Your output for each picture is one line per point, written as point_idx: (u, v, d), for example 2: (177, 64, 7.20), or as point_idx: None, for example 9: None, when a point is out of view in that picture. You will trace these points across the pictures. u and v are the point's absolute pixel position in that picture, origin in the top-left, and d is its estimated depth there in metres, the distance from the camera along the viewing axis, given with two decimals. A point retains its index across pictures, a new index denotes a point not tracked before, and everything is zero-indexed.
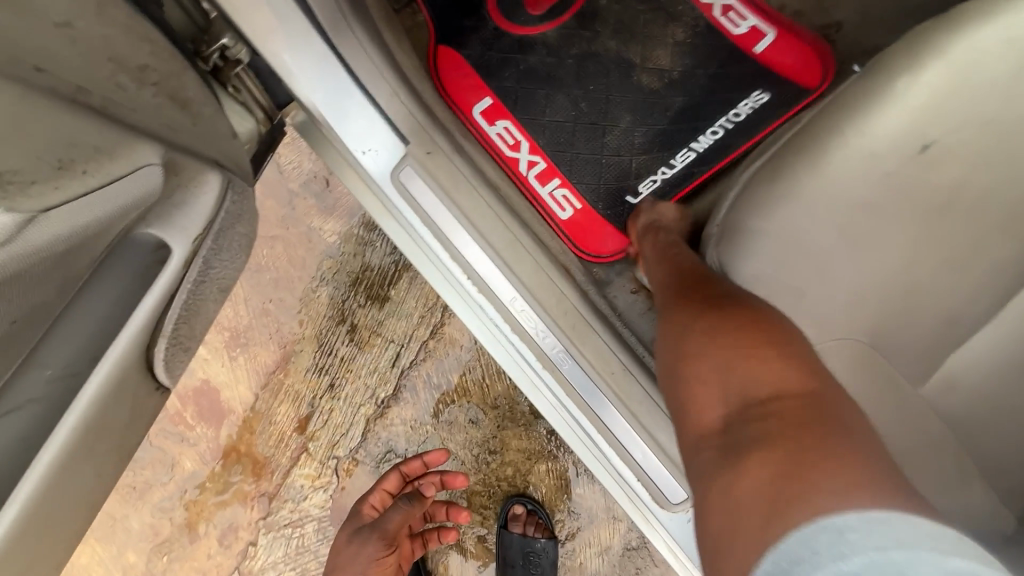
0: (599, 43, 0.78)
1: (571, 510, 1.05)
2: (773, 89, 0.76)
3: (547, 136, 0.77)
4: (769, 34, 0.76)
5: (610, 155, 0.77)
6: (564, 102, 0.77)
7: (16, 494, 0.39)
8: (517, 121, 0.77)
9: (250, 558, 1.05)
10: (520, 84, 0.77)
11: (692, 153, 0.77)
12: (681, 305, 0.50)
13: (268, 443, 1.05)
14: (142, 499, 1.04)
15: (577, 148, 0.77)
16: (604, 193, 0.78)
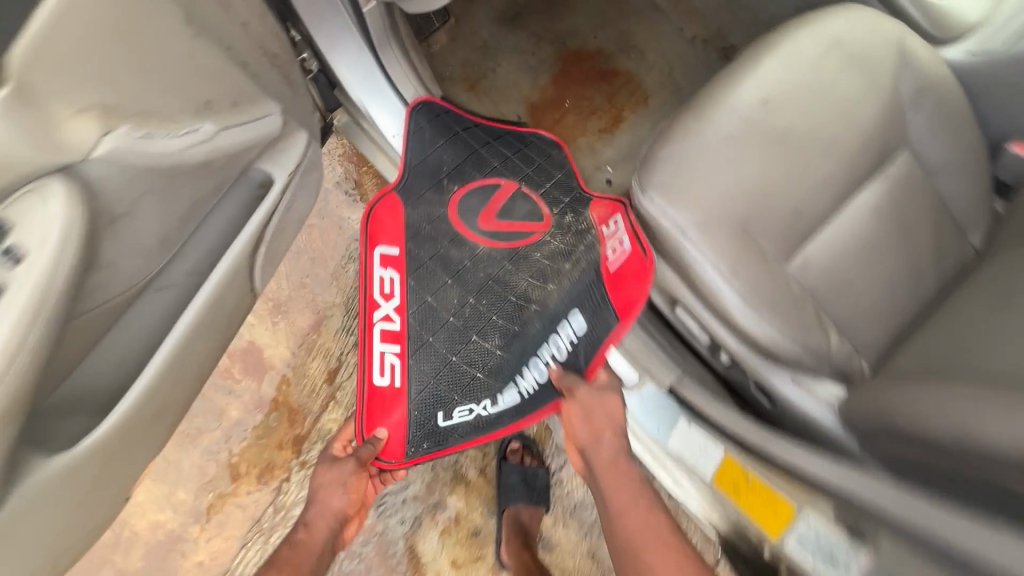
0: (516, 277, 0.91)
1: (556, 445, 1.26)
2: (591, 316, 0.88)
3: (417, 315, 0.90)
4: (626, 248, 0.89)
5: (455, 362, 0.88)
6: (455, 300, 0.90)
7: (173, 334, 0.70)
8: (402, 307, 0.90)
9: (284, 493, 1.20)
10: (429, 259, 0.92)
11: (516, 391, 0.87)
12: (649, 550, 0.69)
13: (302, 392, 1.25)
14: (193, 444, 1.22)
15: (435, 342, 0.89)
16: (423, 401, 0.87)
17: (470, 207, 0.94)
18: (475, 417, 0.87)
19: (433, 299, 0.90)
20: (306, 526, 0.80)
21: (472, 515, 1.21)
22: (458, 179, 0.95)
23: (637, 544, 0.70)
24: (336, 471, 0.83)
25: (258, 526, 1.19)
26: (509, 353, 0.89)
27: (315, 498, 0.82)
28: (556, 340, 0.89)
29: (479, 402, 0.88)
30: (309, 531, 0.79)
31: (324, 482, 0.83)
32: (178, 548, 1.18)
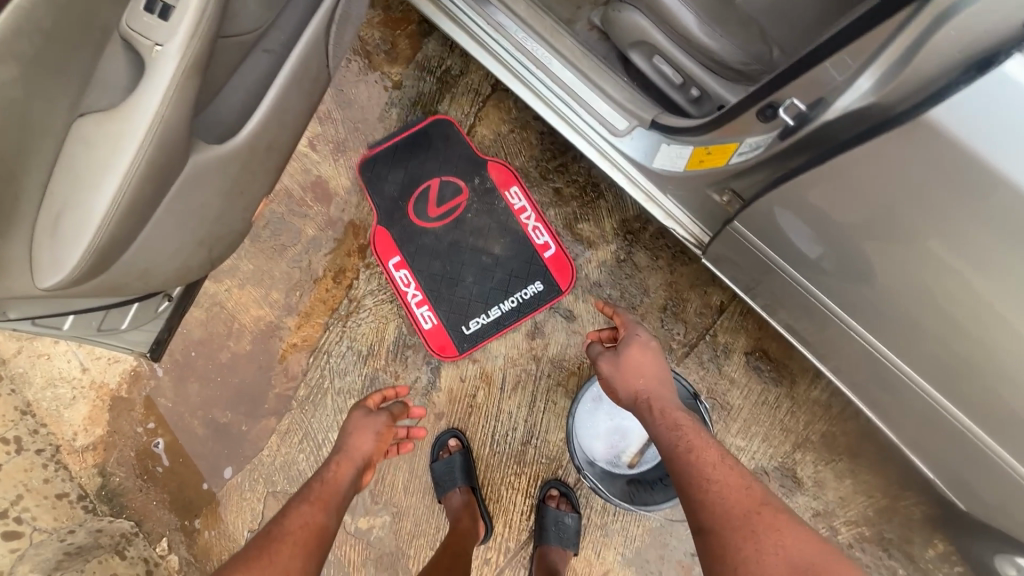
0: (506, 278, 1.47)
1: (575, 241, 1.48)
2: (545, 283, 1.46)
3: (427, 281, 1.48)
4: (551, 247, 1.48)
5: (458, 299, 1.47)
6: (469, 283, 1.48)
7: (284, 68, 0.98)
8: (420, 289, 1.48)
9: (355, 288, 1.49)
10: (452, 270, 1.49)
11: (499, 311, 1.46)
12: (714, 487, 0.89)
13: (362, 212, 1.53)
14: (281, 256, 1.52)
15: (442, 290, 1.48)
16: (452, 319, 1.46)
17: (420, 204, 1.52)
18: (481, 324, 1.46)
19: (457, 284, 1.48)
20: (337, 461, 1.17)
21: (506, 296, 1.46)
22: (405, 196, 1.53)
23: (702, 479, 0.90)
24: (363, 425, 1.24)
25: (336, 314, 1.49)
26: (481, 298, 1.47)
27: (343, 449, 1.19)
28: (524, 290, 1.46)
29: (479, 315, 1.46)
30: (292, 523, 0.99)
31: (356, 426, 1.24)
32: (277, 335, 1.49)
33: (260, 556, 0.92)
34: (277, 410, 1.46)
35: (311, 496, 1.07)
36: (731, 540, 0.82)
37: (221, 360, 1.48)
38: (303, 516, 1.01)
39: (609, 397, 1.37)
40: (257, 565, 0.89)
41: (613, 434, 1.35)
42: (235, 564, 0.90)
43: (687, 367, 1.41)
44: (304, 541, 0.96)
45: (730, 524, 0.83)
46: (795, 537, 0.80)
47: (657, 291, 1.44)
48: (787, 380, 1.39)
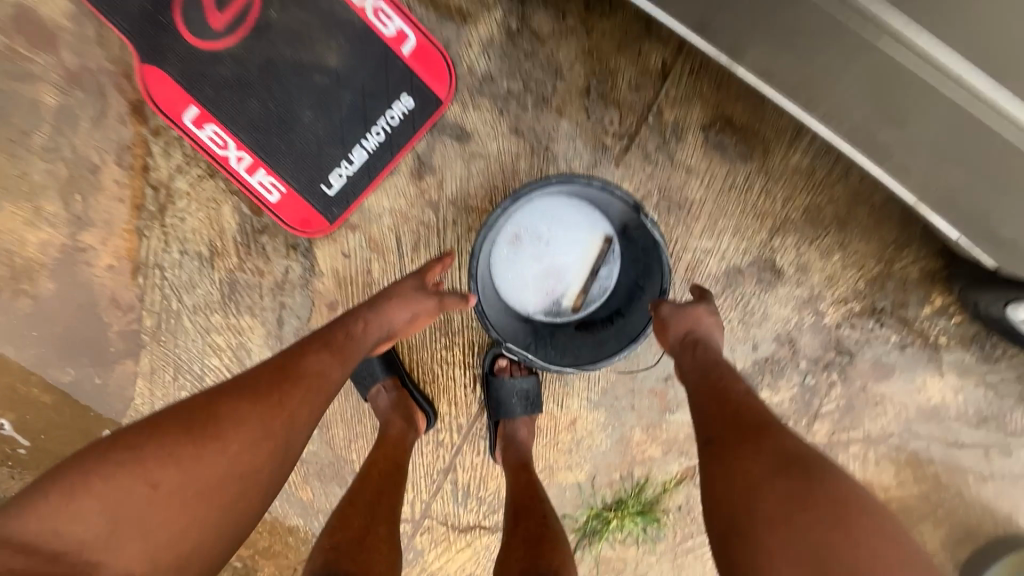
0: (359, 102, 1.02)
1: (441, 17, 0.99)
2: (416, 94, 1.01)
3: (250, 135, 1.02)
4: (411, 37, 0.99)
5: (302, 149, 1.03)
6: (310, 123, 1.02)
7: None
8: (248, 149, 1.03)
9: (155, 170, 1.04)
10: (280, 108, 1.02)
11: (365, 152, 1.04)
12: (733, 400, 0.78)
13: (113, 49, 1.00)
14: (28, 149, 1.03)
15: (275, 143, 1.03)
16: (303, 181, 1.05)
17: (195, 16, 0.98)
18: (346, 178, 1.05)
19: (293, 129, 1.03)
20: (364, 319, 0.88)
21: (368, 129, 1.03)
22: (166, 8, 0.98)
23: (726, 393, 0.80)
24: (415, 300, 0.92)
25: (146, 213, 1.06)
26: (334, 140, 1.03)
27: (381, 308, 0.90)
28: (391, 113, 1.02)
29: (340, 165, 1.04)
30: (301, 360, 0.78)
31: (403, 295, 0.91)
32: (81, 259, 1.08)
33: (270, 394, 0.71)
34: (128, 351, 1.13)
35: (331, 339, 0.83)
36: (734, 447, 0.70)
37: (22, 310, 1.10)
38: (321, 360, 0.79)
39: (533, 235, 1.07)
40: (266, 400, 0.70)
41: (546, 279, 1.08)
42: (243, 387, 0.71)
43: (629, 167, 1.05)
44: (308, 396, 0.74)
45: (738, 429, 0.73)
46: (794, 443, 0.69)
47: (573, 69, 1.01)
48: (759, 151, 1.06)
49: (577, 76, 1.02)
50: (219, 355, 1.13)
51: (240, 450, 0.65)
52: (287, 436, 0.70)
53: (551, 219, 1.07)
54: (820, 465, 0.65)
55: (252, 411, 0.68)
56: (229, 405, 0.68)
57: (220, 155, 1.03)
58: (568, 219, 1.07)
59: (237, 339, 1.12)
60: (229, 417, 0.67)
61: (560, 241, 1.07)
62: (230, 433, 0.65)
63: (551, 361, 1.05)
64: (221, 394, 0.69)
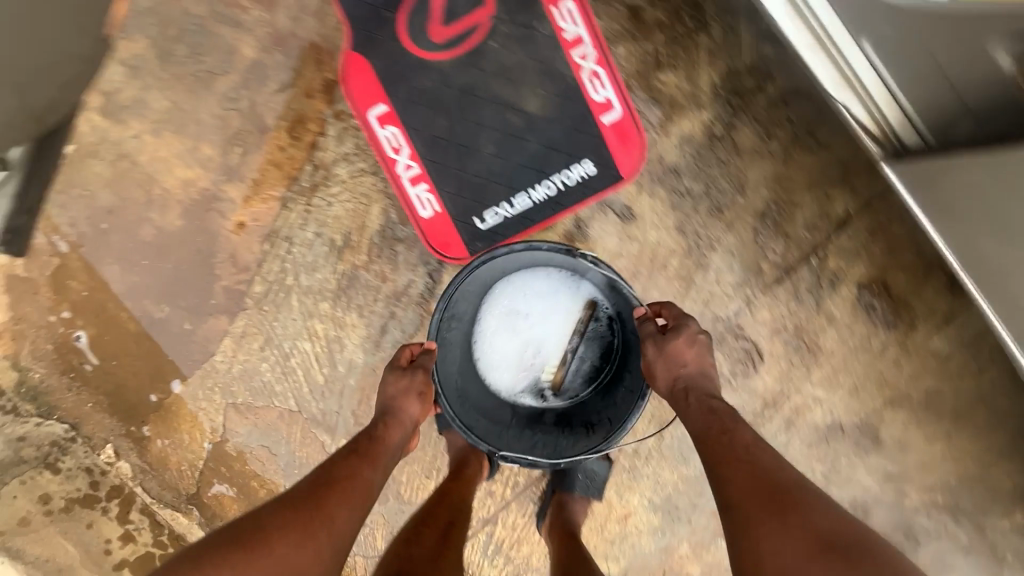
0: (541, 152, 1.01)
1: (650, 100, 0.98)
2: (599, 164, 1.00)
3: (426, 148, 1.01)
4: (616, 109, 0.98)
5: (469, 178, 1.02)
6: (487, 156, 1.01)
7: None
8: (419, 161, 1.02)
9: (322, 150, 1.03)
10: (465, 133, 1.01)
11: (528, 200, 1.03)
12: (732, 456, 0.72)
13: (327, 26, 0.99)
14: (209, 90, 1.02)
15: (446, 164, 1.02)
16: (459, 208, 1.03)
17: (418, 22, 0.97)
18: (501, 219, 1.03)
19: (470, 157, 1.02)
20: (384, 422, 0.88)
21: (540, 180, 1.02)
22: (394, 5, 0.97)
23: (725, 448, 0.74)
24: (406, 380, 0.92)
25: (297, 187, 1.05)
26: (504, 179, 1.02)
27: (393, 409, 0.90)
28: (567, 172, 1.01)
29: (500, 205, 1.03)
30: (320, 474, 0.77)
31: (392, 397, 0.91)
32: (216, 208, 1.07)
33: (310, 502, 0.71)
34: (227, 308, 1.11)
35: (357, 446, 0.83)
36: (758, 522, 0.63)
37: (143, 237, 1.09)
38: (354, 465, 0.79)
39: (498, 314, 1.04)
40: (305, 510, 0.69)
41: (532, 360, 1.03)
42: (283, 501, 0.71)
43: (773, 298, 1.05)
44: (346, 499, 0.73)
45: (750, 492, 0.67)
46: (827, 519, 0.62)
47: (757, 190, 1.00)
48: (903, 324, 1.04)
49: (758, 198, 1.01)
50: (313, 341, 1.12)
51: (302, 557, 0.65)
52: (335, 528, 0.69)
53: (515, 296, 1.04)
54: (861, 549, 0.58)
55: (297, 518, 0.68)
56: (270, 516, 0.68)
57: (389, 158, 1.02)
58: (539, 289, 1.04)
59: (335, 331, 1.11)
60: (274, 528, 0.66)
61: (543, 314, 1.03)
62: (273, 542, 0.64)
63: (539, 437, 0.99)
64: (262, 511, 0.69)
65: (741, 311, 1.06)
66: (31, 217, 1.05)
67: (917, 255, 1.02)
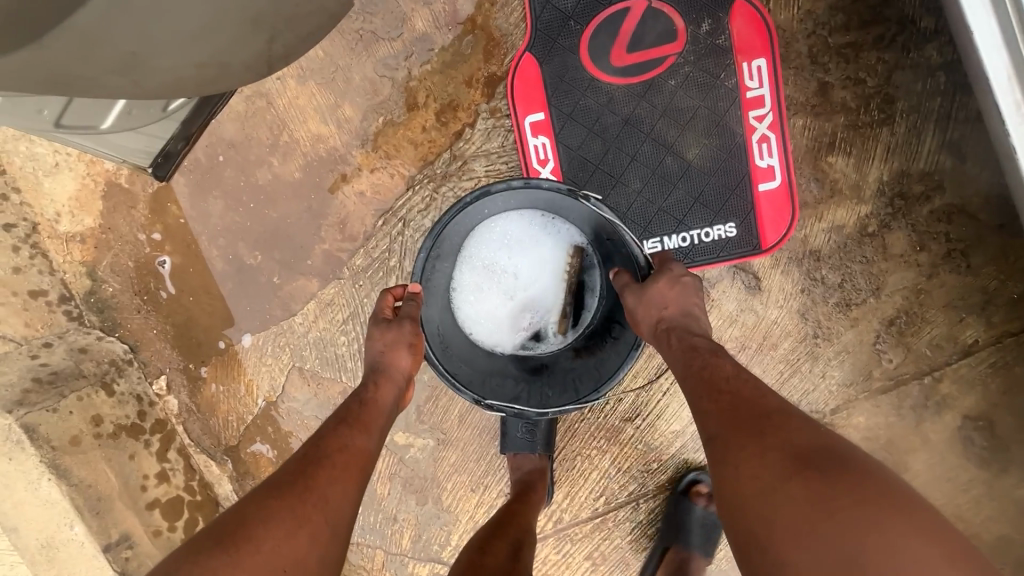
0: (686, 201, 0.97)
1: (811, 180, 0.95)
2: (742, 229, 0.97)
3: (571, 167, 0.98)
4: (775, 179, 0.95)
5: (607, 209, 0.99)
6: (631, 191, 0.98)
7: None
8: (561, 178, 0.98)
9: (465, 141, 0.99)
10: (616, 163, 0.97)
11: (659, 246, 0.99)
12: (716, 396, 0.68)
13: (507, 20, 0.95)
14: (367, 51, 0.98)
15: (588, 189, 0.98)
16: None
17: (602, 40, 0.93)
18: None
19: (613, 188, 0.98)
20: (375, 382, 0.80)
21: (677, 229, 0.98)
22: (584, 18, 0.93)
23: (702, 397, 0.69)
24: (394, 331, 0.83)
25: (428, 172, 1.02)
26: (641, 219, 0.99)
27: (382, 367, 0.81)
28: (707, 229, 0.98)
29: None
30: (310, 447, 0.69)
31: (373, 353, 0.82)
32: (340, 170, 1.04)
33: (302, 482, 0.64)
34: (322, 273, 1.08)
35: (346, 414, 0.75)
36: (738, 452, 0.60)
37: (257, 180, 1.05)
38: (343, 435, 0.71)
39: (484, 265, 0.96)
40: (297, 491, 0.62)
41: (524, 313, 0.97)
42: (268, 486, 0.64)
43: (876, 407, 1.01)
44: (341, 472, 0.67)
45: (733, 434, 0.62)
46: (807, 437, 0.59)
47: (893, 297, 0.97)
48: (998, 466, 1.01)
49: (890, 304, 0.98)
50: None
51: (298, 542, 0.59)
52: (328, 507, 0.63)
53: (507, 245, 0.96)
54: (845, 460, 0.55)
55: (289, 502, 0.61)
56: (260, 506, 0.60)
57: (532, 167, 0.98)
58: (522, 238, 0.96)
59: None
60: (265, 519, 0.59)
61: (530, 266, 0.97)
62: (265, 535, 0.57)
63: (528, 388, 0.94)
64: (248, 501, 0.62)
65: (838, 411, 1.02)
66: (186, 145, 1.04)
67: None
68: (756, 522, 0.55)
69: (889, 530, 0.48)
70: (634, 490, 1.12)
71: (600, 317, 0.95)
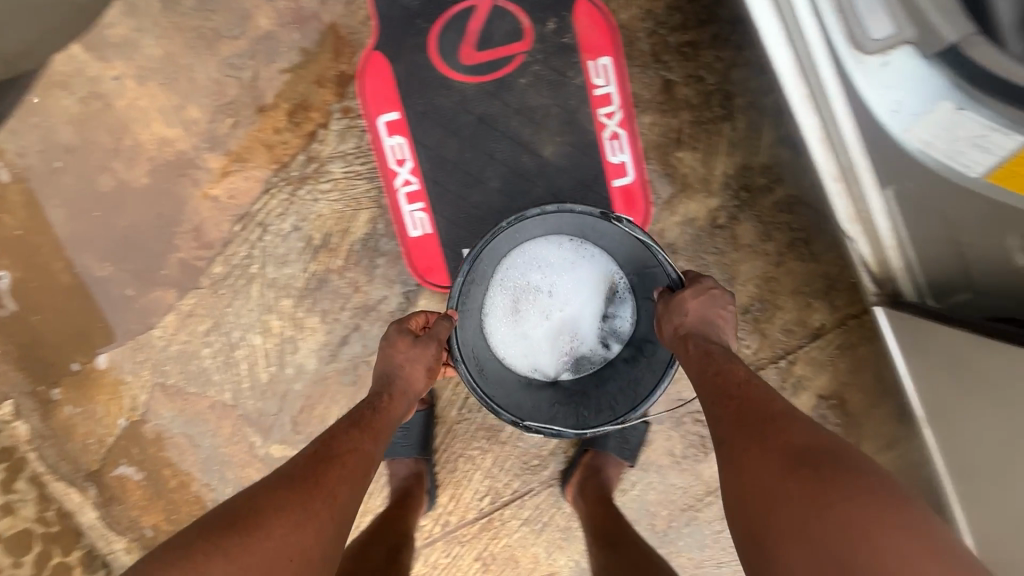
0: (546, 198, 0.98)
1: (662, 174, 0.98)
2: None
3: (429, 167, 0.97)
4: (628, 175, 0.97)
5: (468, 208, 0.98)
6: (491, 189, 0.98)
7: None
8: (420, 179, 0.97)
9: (320, 143, 0.97)
10: (472, 162, 0.97)
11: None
12: (723, 393, 0.66)
13: (354, 18, 0.93)
14: (209, 50, 0.94)
15: (448, 188, 0.98)
16: (451, 235, 0.99)
17: (450, 39, 0.93)
18: None
19: (474, 187, 0.98)
20: (387, 394, 0.76)
21: None
22: (430, 16, 0.92)
23: (709, 396, 0.67)
24: (417, 350, 0.78)
25: (284, 174, 0.98)
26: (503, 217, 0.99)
27: (397, 376, 0.78)
28: None
29: None
30: (316, 447, 0.68)
31: (390, 359, 0.79)
32: (190, 174, 0.99)
33: (306, 485, 0.62)
34: (179, 283, 1.02)
35: (359, 418, 0.73)
36: (743, 454, 0.59)
37: (101, 188, 0.99)
38: (352, 438, 0.70)
39: (516, 291, 0.96)
40: (302, 493, 0.61)
41: (560, 337, 0.96)
42: (273, 482, 0.63)
43: None
44: (349, 474, 0.65)
45: (742, 432, 0.61)
46: (814, 440, 0.57)
47: (746, 285, 1.01)
48: (851, 440, 1.07)
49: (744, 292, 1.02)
50: (266, 337, 1.04)
51: (296, 550, 0.58)
52: (333, 510, 0.62)
53: (537, 269, 0.96)
54: (843, 462, 0.54)
55: (287, 506, 0.60)
56: (266, 506, 0.59)
57: (390, 168, 0.96)
58: (555, 262, 0.96)
59: (292, 331, 1.04)
60: (263, 522, 0.58)
61: (563, 289, 0.96)
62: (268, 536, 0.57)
63: (569, 412, 0.91)
64: (248, 499, 0.61)
65: None
66: None
67: (875, 379, 1.05)
68: (759, 522, 0.54)
69: (887, 540, 0.48)
70: (518, 488, 1.11)
71: (636, 334, 0.93)
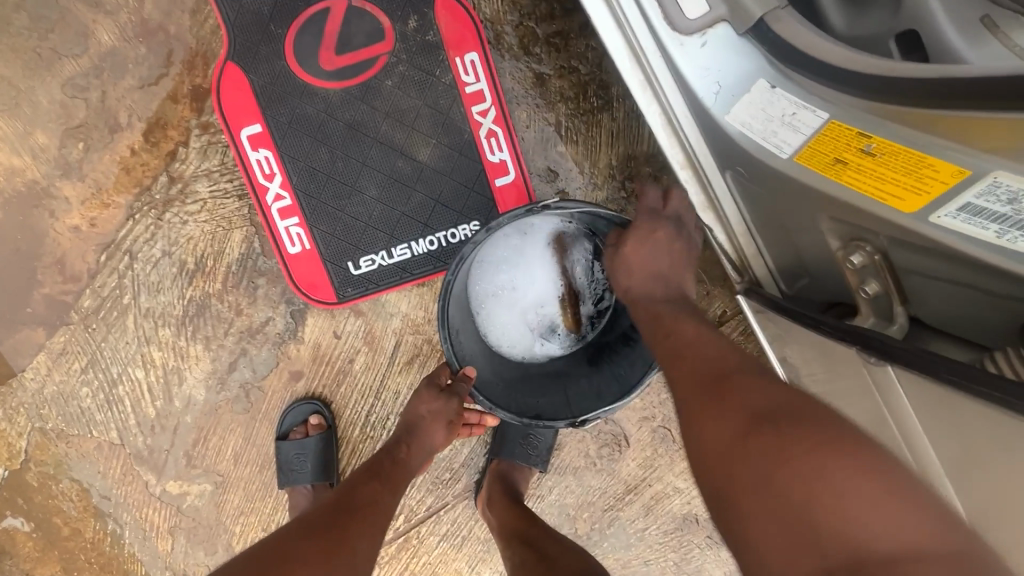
0: (427, 203, 0.94)
1: (545, 171, 0.94)
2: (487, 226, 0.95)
3: (301, 180, 0.92)
4: (510, 173, 0.93)
5: (346, 219, 0.94)
6: (369, 198, 0.93)
7: None
8: (292, 192, 0.92)
9: (181, 162, 0.91)
10: (346, 171, 0.92)
11: (408, 252, 0.96)
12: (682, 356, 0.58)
13: (204, 28, 0.88)
14: (50, 72, 0.88)
15: (323, 200, 0.93)
16: (331, 248, 0.95)
17: (308, 43, 0.88)
18: (376, 268, 0.96)
19: (350, 197, 0.93)
20: (406, 444, 0.80)
21: (423, 232, 0.95)
22: (283, 21, 0.87)
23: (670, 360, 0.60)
24: (440, 405, 0.84)
25: (147, 198, 0.93)
26: (384, 226, 0.95)
27: (419, 429, 0.82)
28: (454, 229, 0.95)
29: (377, 253, 0.95)
30: (342, 494, 0.67)
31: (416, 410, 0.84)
32: (46, 205, 0.92)
33: (331, 533, 0.60)
34: (47, 321, 0.96)
35: (380, 471, 0.73)
36: (699, 413, 0.50)
37: None
38: (374, 493, 0.69)
39: (489, 295, 0.89)
40: (329, 543, 0.58)
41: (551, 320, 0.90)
42: (298, 528, 0.60)
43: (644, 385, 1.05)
44: (372, 527, 0.64)
45: (697, 396, 0.52)
46: (766, 389, 0.48)
47: None
48: None
49: None
50: (148, 370, 0.99)
51: None
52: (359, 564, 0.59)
53: (502, 267, 0.88)
54: (805, 414, 0.44)
55: (312, 554, 0.56)
56: (294, 552, 0.56)
57: (259, 183, 0.91)
58: (510, 254, 0.88)
59: (175, 362, 0.99)
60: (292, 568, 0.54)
61: (531, 278, 0.89)
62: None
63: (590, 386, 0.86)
64: (278, 544, 0.57)
65: None
66: None
67: None
68: (721, 491, 0.45)
69: (839, 483, 0.39)
70: (433, 504, 1.08)
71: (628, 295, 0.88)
